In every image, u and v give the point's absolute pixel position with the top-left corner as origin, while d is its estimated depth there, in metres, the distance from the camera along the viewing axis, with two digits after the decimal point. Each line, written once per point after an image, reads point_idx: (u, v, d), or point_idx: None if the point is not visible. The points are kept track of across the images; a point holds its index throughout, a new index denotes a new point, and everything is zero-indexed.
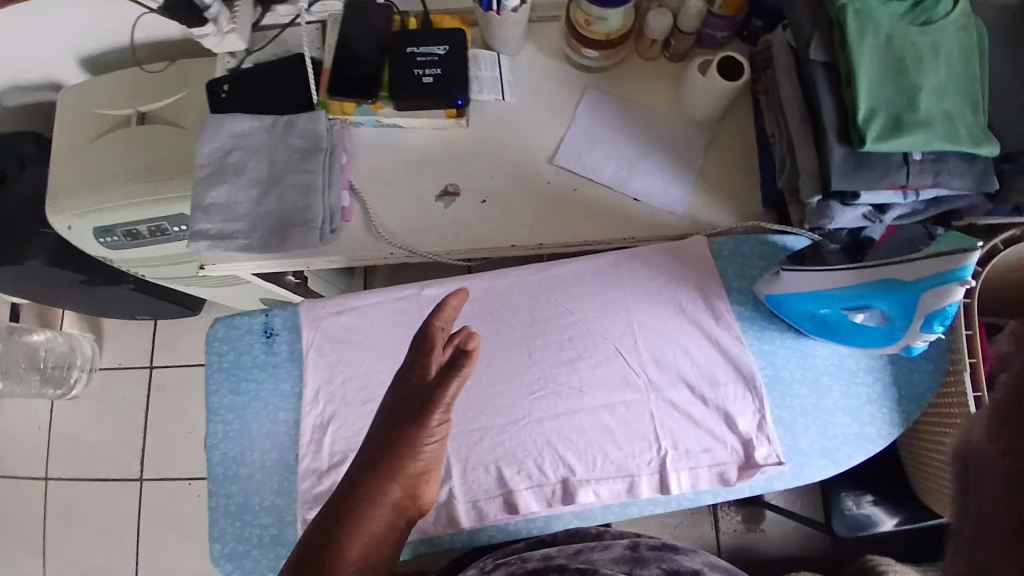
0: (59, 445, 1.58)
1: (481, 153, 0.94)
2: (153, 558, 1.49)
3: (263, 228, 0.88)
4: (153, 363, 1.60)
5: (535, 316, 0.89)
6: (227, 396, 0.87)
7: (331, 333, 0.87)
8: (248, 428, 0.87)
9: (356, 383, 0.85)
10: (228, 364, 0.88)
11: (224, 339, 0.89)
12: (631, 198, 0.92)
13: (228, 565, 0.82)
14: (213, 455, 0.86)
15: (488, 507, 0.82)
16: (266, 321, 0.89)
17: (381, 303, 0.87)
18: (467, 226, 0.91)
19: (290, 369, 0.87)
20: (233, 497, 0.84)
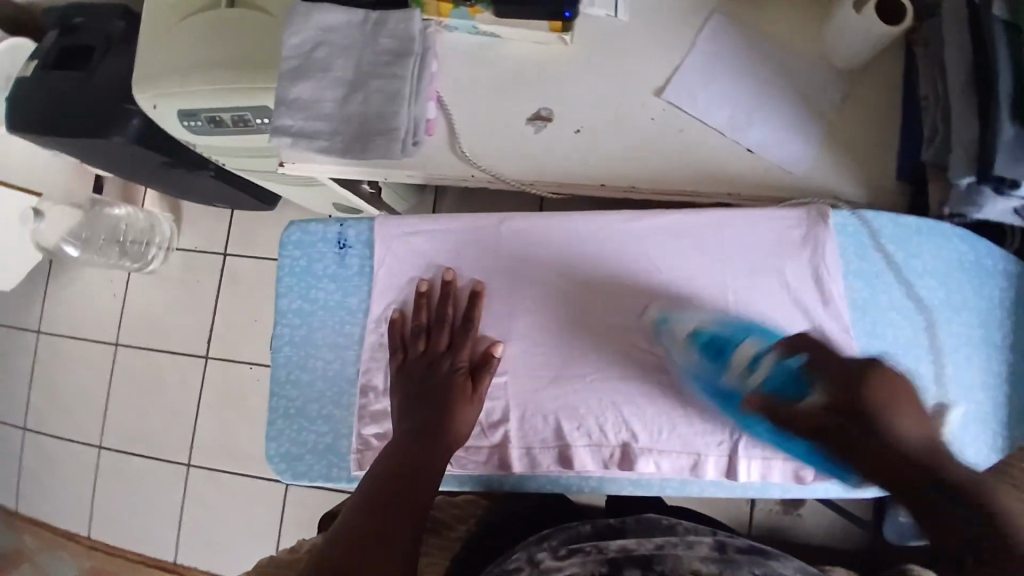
0: (133, 316, 1.66)
1: (583, 78, 0.84)
2: (208, 435, 1.58)
3: (343, 131, 0.84)
4: (226, 252, 1.64)
5: (620, 264, 0.82)
6: (296, 300, 0.86)
7: (406, 254, 0.84)
8: (313, 336, 0.86)
9: (425, 308, 0.83)
10: (298, 268, 0.87)
11: (296, 243, 0.87)
12: (744, 149, 0.82)
13: (279, 465, 0.85)
14: (278, 357, 0.86)
15: (542, 456, 0.80)
16: (341, 231, 0.86)
17: (463, 231, 0.84)
18: (558, 156, 0.83)
19: (359, 284, 0.85)
20: (294, 402, 0.85)
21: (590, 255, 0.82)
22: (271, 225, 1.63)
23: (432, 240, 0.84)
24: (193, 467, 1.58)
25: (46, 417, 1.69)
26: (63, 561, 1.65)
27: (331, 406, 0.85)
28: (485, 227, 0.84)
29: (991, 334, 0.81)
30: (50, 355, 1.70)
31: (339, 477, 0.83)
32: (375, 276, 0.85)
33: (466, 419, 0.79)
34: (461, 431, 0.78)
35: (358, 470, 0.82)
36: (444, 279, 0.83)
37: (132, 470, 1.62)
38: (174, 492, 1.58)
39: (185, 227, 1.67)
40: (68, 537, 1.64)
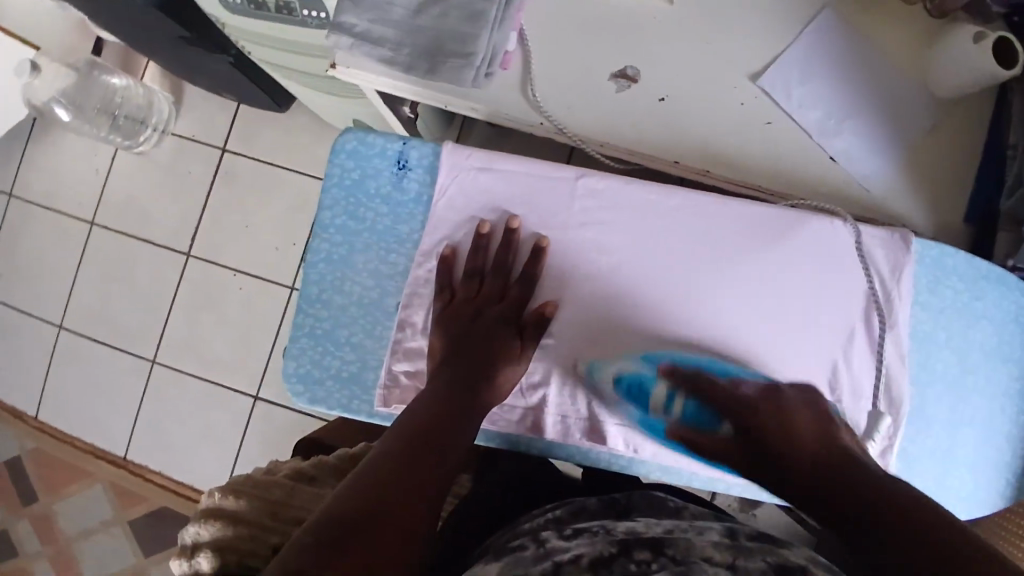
0: (115, 196, 1.55)
1: (678, 43, 0.79)
2: (179, 335, 1.50)
3: (411, 45, 0.76)
4: (226, 147, 1.53)
5: (690, 249, 0.80)
6: (340, 215, 0.83)
7: (475, 195, 0.82)
8: (352, 257, 0.83)
9: (481, 253, 0.81)
10: (350, 182, 0.83)
11: (351, 154, 0.83)
12: (827, 157, 0.79)
13: (297, 386, 0.82)
14: (312, 273, 0.83)
15: (575, 428, 0.79)
16: (402, 150, 0.83)
17: (536, 185, 0.82)
18: (635, 123, 0.78)
19: (413, 212, 0.82)
20: (322, 325, 0.82)
21: (659, 233, 0.80)
22: (280, 127, 1.52)
23: (504, 184, 0.82)
24: (158, 365, 1.51)
25: (6, 286, 1.59)
26: (4, 437, 1.59)
27: (362, 333, 0.82)
28: (558, 184, 0.82)
29: None
30: (19, 221, 1.59)
31: (360, 411, 0.81)
32: (433, 211, 0.82)
33: (509, 380, 0.77)
34: (501, 393, 0.76)
35: (382, 405, 0.79)
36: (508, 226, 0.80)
37: (91, 357, 1.54)
38: (134, 386, 1.51)
39: (187, 111, 1.55)
40: (14, 416, 1.58)
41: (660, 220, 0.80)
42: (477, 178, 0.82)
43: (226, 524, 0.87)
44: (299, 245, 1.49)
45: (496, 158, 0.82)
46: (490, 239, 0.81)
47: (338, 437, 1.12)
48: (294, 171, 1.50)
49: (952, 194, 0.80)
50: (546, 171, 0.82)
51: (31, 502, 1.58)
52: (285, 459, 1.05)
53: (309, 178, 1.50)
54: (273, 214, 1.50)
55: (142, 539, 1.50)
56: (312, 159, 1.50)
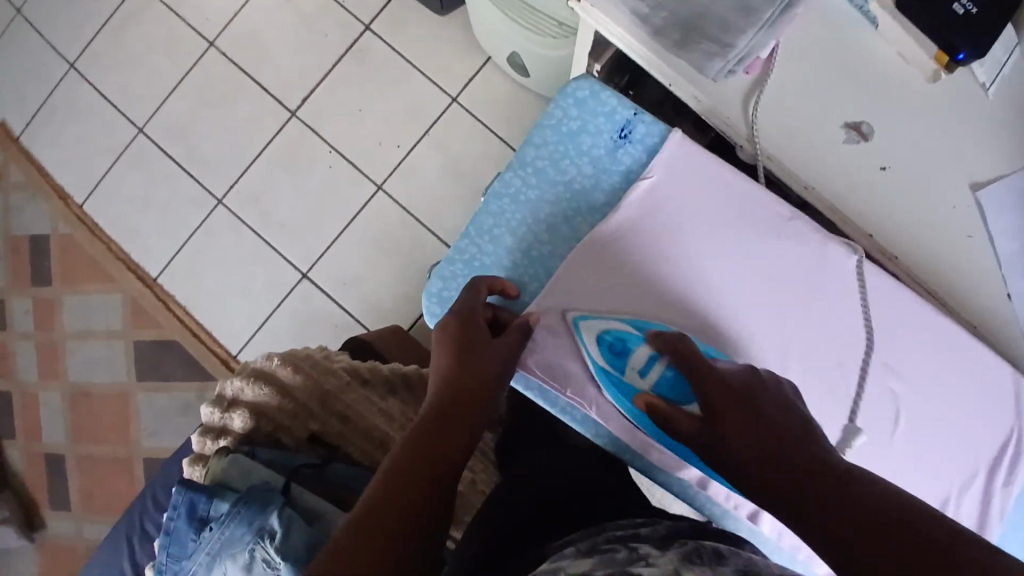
0: (244, 25, 1.49)
1: (919, 120, 0.76)
2: (251, 186, 1.46)
3: (669, 11, 0.73)
4: (371, 25, 1.46)
5: (864, 331, 0.76)
6: (545, 158, 0.81)
7: (677, 192, 0.78)
8: (537, 204, 0.81)
9: (667, 241, 0.76)
10: (566, 131, 0.81)
11: (577, 104, 0.81)
12: (1003, 293, 0.76)
13: (435, 308, 0.79)
14: (490, 204, 0.80)
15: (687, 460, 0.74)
16: (630, 120, 0.81)
17: (740, 197, 0.78)
18: (848, 180, 0.75)
19: (615, 185, 0.80)
20: (484, 256, 0.79)
21: (836, 302, 0.77)
22: (431, 27, 1.45)
23: (709, 192, 0.78)
24: (222, 206, 1.46)
25: (103, 66, 1.53)
26: (38, 211, 1.54)
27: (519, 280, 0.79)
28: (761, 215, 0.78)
29: None
30: (137, 11, 1.53)
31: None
32: (633, 189, 0.78)
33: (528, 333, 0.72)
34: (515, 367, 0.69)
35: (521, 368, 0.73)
36: (704, 228, 0.77)
37: (158, 172, 1.49)
38: (189, 217, 1.47)
39: None
40: (58, 195, 1.54)
41: (848, 290, 0.77)
42: (691, 179, 0.78)
43: (274, 392, 0.85)
44: (402, 149, 1.44)
45: (714, 163, 0.79)
46: (677, 233, 0.76)
47: (389, 349, 1.10)
48: (426, 76, 1.44)
49: None
50: (754, 198, 0.78)
51: (41, 284, 1.55)
52: (332, 350, 0.99)
53: (437, 89, 1.44)
54: (389, 109, 1.45)
55: (140, 361, 1.48)
56: (448, 71, 1.44)
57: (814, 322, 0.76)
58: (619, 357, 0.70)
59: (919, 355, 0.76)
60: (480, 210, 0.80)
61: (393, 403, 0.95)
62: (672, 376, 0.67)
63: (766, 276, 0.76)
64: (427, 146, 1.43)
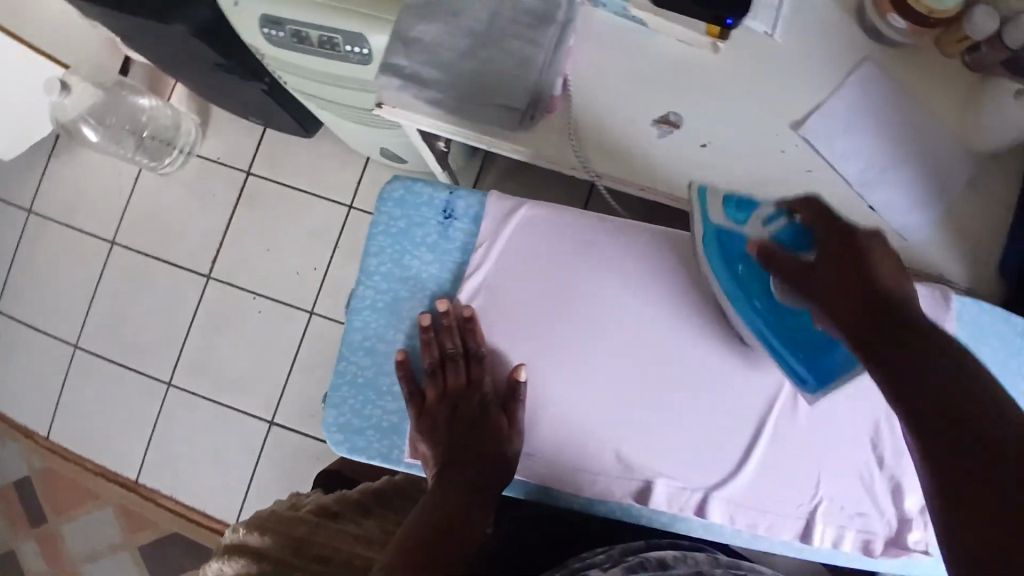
0: (135, 215, 1.53)
1: (722, 90, 0.80)
2: (193, 356, 1.48)
3: (458, 88, 0.77)
4: (250, 169, 1.50)
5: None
6: (388, 262, 0.77)
7: (516, 256, 0.76)
8: (399, 305, 0.78)
9: (522, 290, 0.75)
10: (397, 230, 0.78)
11: (399, 201, 0.77)
12: (865, 207, 0.80)
13: (337, 437, 0.76)
14: (354, 320, 0.77)
15: (618, 486, 0.70)
16: (450, 199, 0.77)
17: (582, 224, 0.76)
18: (677, 166, 0.80)
19: (458, 260, 0.76)
20: (364, 374, 0.76)
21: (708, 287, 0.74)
22: (304, 149, 1.50)
23: (547, 232, 0.76)
24: (173, 387, 1.49)
25: (24, 301, 1.58)
26: (11, 456, 1.57)
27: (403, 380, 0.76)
28: (601, 237, 0.76)
29: None
30: (38, 239, 1.59)
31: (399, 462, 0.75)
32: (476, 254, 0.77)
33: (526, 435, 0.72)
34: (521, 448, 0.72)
35: (412, 457, 0.74)
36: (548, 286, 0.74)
37: (107, 377, 1.53)
38: (148, 409, 1.50)
39: (211, 133, 1.52)
40: (23, 434, 1.57)
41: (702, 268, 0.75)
42: (522, 235, 0.76)
43: (250, 560, 0.85)
44: (319, 269, 1.47)
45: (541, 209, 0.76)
46: (532, 280, 0.75)
47: (359, 470, 1.11)
48: (317, 196, 1.49)
49: (992, 245, 0.82)
50: (591, 225, 0.76)
51: (36, 525, 1.57)
52: (306, 493, 1.04)
53: (330, 204, 1.48)
54: (292, 239, 1.48)
55: (150, 563, 1.49)
56: (335, 184, 1.48)
57: (695, 315, 0.74)
58: (743, 214, 0.69)
59: None
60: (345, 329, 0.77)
61: (370, 524, 0.94)
62: (794, 229, 0.63)
63: (631, 292, 0.75)
64: (341, 258, 1.47)
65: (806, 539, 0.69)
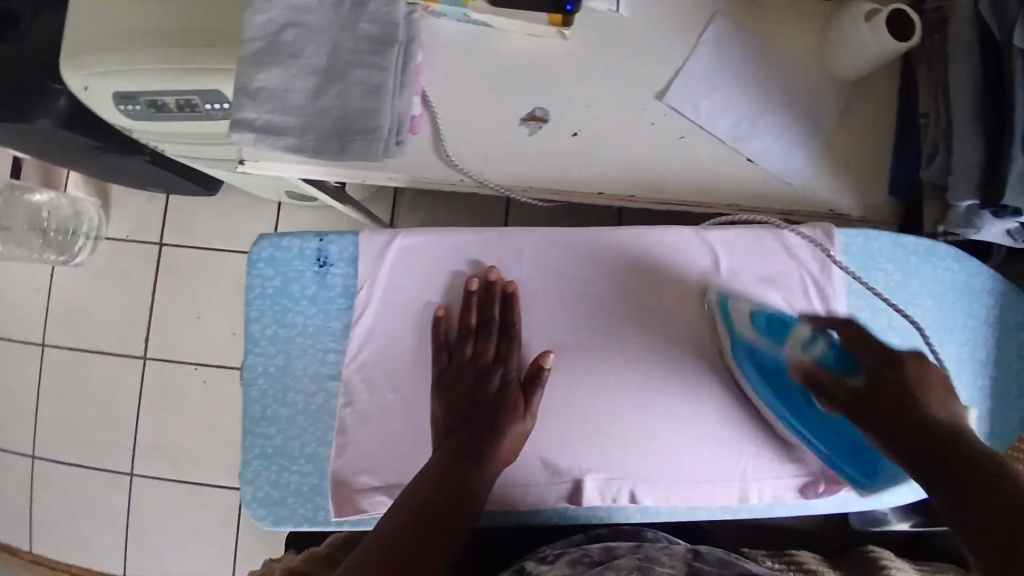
0: (58, 311, 1.49)
1: (579, 75, 0.80)
2: (149, 440, 1.45)
3: (316, 128, 0.75)
4: (163, 240, 1.47)
5: (623, 294, 0.72)
6: (271, 326, 0.68)
7: (398, 294, 0.69)
8: (293, 367, 0.69)
9: (405, 333, 0.69)
10: (273, 290, 0.69)
11: (269, 260, 0.68)
12: (744, 159, 0.80)
13: (258, 510, 0.68)
14: (249, 393, 0.68)
15: (548, 493, 0.69)
16: (319, 247, 0.69)
17: (452, 245, 0.70)
18: (553, 160, 0.79)
19: (344, 310, 0.68)
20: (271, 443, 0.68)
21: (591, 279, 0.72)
22: (213, 209, 1.47)
23: (419, 264, 0.69)
24: (136, 475, 1.46)
25: None
26: None
27: (314, 445, 0.68)
28: (481, 252, 0.70)
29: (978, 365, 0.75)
30: None
31: (329, 521, 0.68)
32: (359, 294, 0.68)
33: (511, 442, 0.64)
34: (506, 454, 0.63)
35: (338, 516, 0.67)
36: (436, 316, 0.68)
37: (67, 480, 1.48)
38: (116, 502, 1.46)
39: (117, 213, 1.49)
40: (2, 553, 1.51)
41: (581, 261, 0.72)
42: (400, 266, 0.69)
43: None
44: None
45: (415, 236, 0.70)
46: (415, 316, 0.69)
47: None
48: (236, 253, 1.45)
49: (876, 172, 0.80)
50: (461, 245, 0.70)
51: None
52: (276, 559, 1.03)
53: None
54: (221, 301, 1.45)
55: None
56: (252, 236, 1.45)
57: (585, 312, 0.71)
58: (779, 330, 0.68)
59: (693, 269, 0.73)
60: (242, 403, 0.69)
61: None
62: (836, 351, 0.63)
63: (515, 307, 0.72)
64: None
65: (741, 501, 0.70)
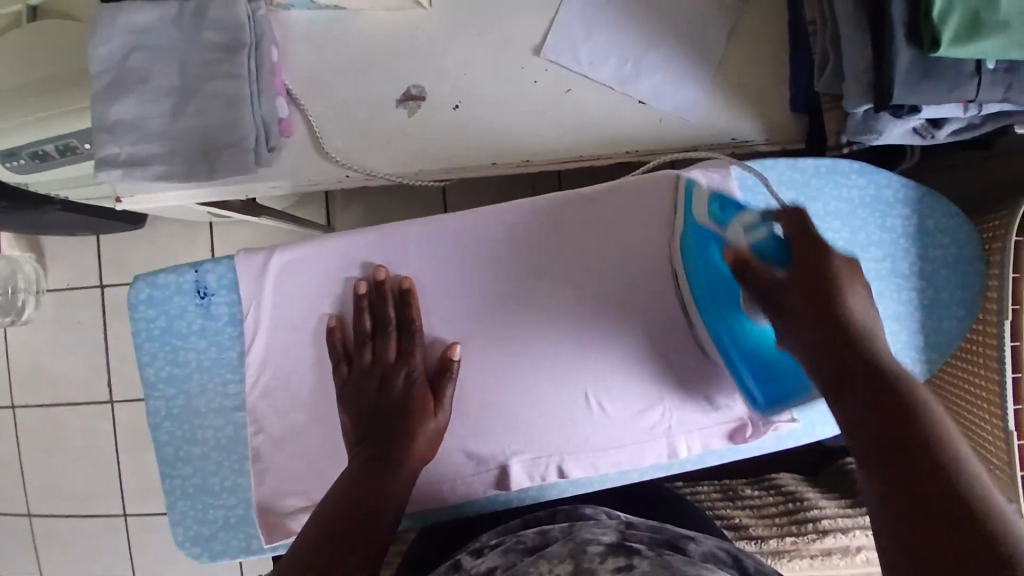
0: (18, 371, 1.48)
1: (447, 45, 0.76)
2: (135, 482, 1.46)
3: (181, 150, 0.72)
4: (104, 283, 1.45)
5: (522, 268, 0.69)
6: (164, 367, 0.69)
7: (290, 311, 0.68)
8: (196, 403, 0.70)
9: (304, 347, 0.68)
10: (160, 332, 0.69)
11: (149, 303, 0.69)
12: (635, 101, 0.76)
13: (192, 549, 0.70)
14: (158, 435, 0.69)
15: (476, 483, 0.69)
16: (198, 278, 0.68)
17: (339, 249, 0.68)
18: (437, 139, 0.76)
19: (234, 335, 0.69)
20: (190, 482, 0.69)
21: (489, 258, 0.69)
22: (147, 242, 1.44)
23: (307, 277, 0.68)
24: (129, 516, 1.47)
25: None
26: None
27: (232, 473, 0.69)
28: (367, 253, 0.69)
29: (896, 275, 0.73)
30: None
31: (262, 548, 0.69)
32: (247, 320, 0.68)
33: (426, 438, 0.63)
34: (420, 453, 0.63)
35: (270, 541, 0.68)
36: (331, 325, 0.67)
37: (64, 534, 1.49)
38: (116, 546, 1.48)
39: (54, 263, 1.46)
40: None
41: (473, 242, 0.69)
42: (287, 284, 0.68)
43: None
44: None
45: (295, 250, 0.68)
46: (313, 329, 0.68)
47: None
48: None
49: (772, 89, 0.76)
50: (346, 248, 0.68)
51: None
52: None
53: None
54: None
55: None
56: None
57: (486, 294, 0.69)
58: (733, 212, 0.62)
59: (596, 228, 0.69)
60: (154, 447, 0.70)
61: None
62: (775, 240, 0.57)
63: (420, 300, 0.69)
64: None
65: (672, 456, 0.69)
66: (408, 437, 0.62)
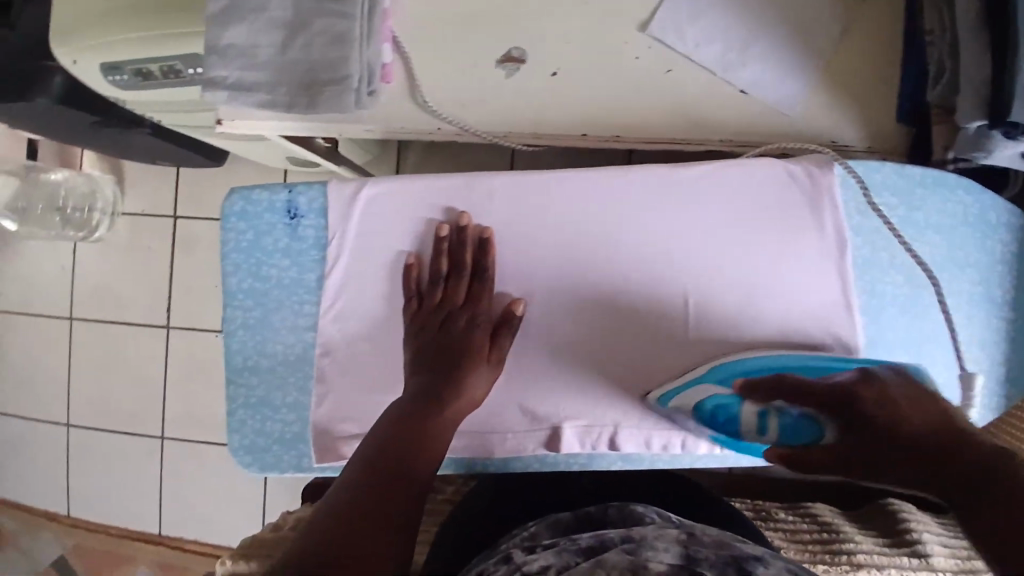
0: (83, 286, 1.54)
1: (554, 12, 0.76)
2: (178, 410, 1.51)
3: (286, 82, 0.73)
4: (176, 214, 1.50)
5: (605, 235, 0.69)
6: (247, 280, 0.72)
7: (372, 243, 0.70)
8: (271, 319, 0.72)
9: (382, 279, 0.70)
10: (247, 246, 0.72)
11: (240, 215, 0.71)
12: (736, 91, 0.75)
13: (246, 458, 0.72)
14: (231, 343, 0.72)
15: (528, 441, 0.70)
16: (290, 199, 0.71)
17: (428, 190, 0.70)
18: (533, 103, 0.76)
19: (317, 259, 0.71)
20: (255, 393, 0.72)
21: (570, 220, 0.69)
22: (221, 179, 1.48)
23: (394, 211, 0.70)
24: (168, 440, 1.52)
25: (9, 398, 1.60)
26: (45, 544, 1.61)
27: (296, 391, 0.72)
28: (454, 199, 0.70)
29: (986, 300, 0.70)
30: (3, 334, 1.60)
31: (312, 467, 0.71)
32: (331, 245, 0.70)
33: (478, 387, 0.66)
34: (471, 401, 0.65)
35: (321, 461, 0.70)
36: (408, 263, 0.69)
37: (104, 448, 1.55)
38: (151, 467, 1.53)
39: (131, 188, 1.52)
40: (50, 516, 1.61)
41: (558, 203, 0.70)
42: (373, 218, 0.70)
43: None
44: None
45: (384, 184, 0.70)
46: (392, 262, 0.70)
47: None
48: None
49: (880, 96, 0.75)
50: (436, 189, 0.70)
51: None
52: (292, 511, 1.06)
53: None
54: None
55: None
56: None
57: (563, 258, 0.70)
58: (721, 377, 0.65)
59: (685, 202, 0.69)
60: (225, 355, 0.72)
61: None
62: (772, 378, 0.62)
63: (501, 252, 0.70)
64: None
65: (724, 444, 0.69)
66: (461, 385, 0.65)
